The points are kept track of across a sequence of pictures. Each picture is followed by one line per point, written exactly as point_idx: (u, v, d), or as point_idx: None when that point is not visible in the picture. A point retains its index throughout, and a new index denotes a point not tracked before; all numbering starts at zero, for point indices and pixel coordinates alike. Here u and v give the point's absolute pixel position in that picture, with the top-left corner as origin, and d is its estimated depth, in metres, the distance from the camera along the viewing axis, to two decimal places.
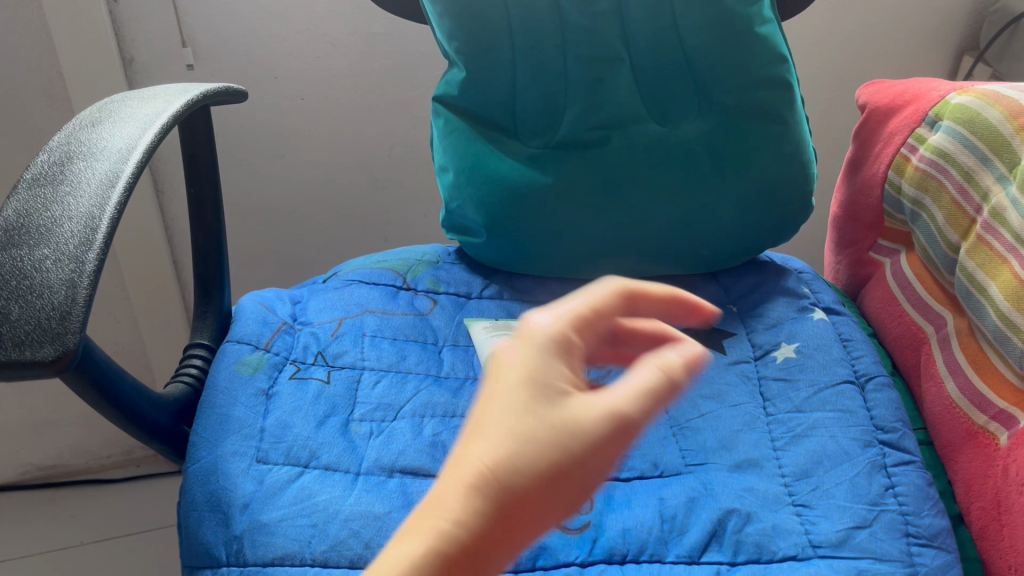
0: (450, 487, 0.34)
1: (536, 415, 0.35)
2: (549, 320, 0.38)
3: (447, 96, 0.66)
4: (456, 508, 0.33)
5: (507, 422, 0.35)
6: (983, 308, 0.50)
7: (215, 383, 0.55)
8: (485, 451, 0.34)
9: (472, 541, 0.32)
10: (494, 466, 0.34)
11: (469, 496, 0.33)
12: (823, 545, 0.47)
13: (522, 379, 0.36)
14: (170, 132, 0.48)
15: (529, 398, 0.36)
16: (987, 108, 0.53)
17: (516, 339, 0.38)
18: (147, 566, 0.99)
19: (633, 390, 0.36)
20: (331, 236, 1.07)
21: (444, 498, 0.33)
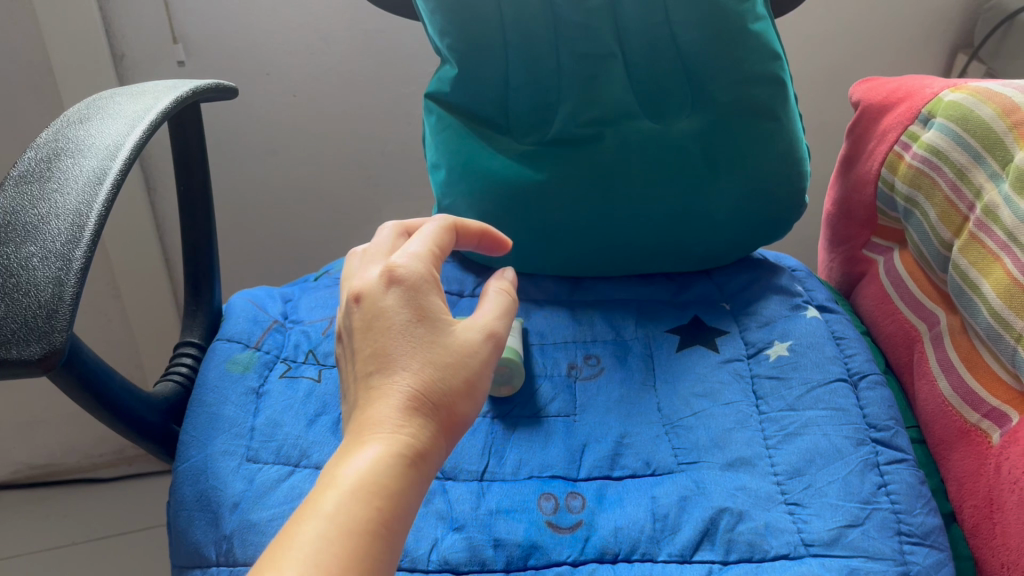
0: (375, 408, 0.35)
1: (440, 344, 0.37)
2: (414, 263, 0.39)
3: (439, 94, 0.66)
4: (405, 416, 0.35)
5: (424, 352, 0.37)
6: (975, 306, 0.50)
7: (205, 382, 0.55)
8: (407, 376, 0.36)
9: (418, 441, 0.35)
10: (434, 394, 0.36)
11: (408, 413, 0.35)
12: (815, 543, 0.46)
13: (408, 319, 0.37)
14: (159, 129, 0.48)
15: (420, 326, 0.37)
16: (980, 105, 0.53)
17: (383, 288, 0.38)
18: (139, 565, 0.98)
19: (488, 311, 0.41)
20: (323, 234, 1.07)
21: (385, 413, 0.35)
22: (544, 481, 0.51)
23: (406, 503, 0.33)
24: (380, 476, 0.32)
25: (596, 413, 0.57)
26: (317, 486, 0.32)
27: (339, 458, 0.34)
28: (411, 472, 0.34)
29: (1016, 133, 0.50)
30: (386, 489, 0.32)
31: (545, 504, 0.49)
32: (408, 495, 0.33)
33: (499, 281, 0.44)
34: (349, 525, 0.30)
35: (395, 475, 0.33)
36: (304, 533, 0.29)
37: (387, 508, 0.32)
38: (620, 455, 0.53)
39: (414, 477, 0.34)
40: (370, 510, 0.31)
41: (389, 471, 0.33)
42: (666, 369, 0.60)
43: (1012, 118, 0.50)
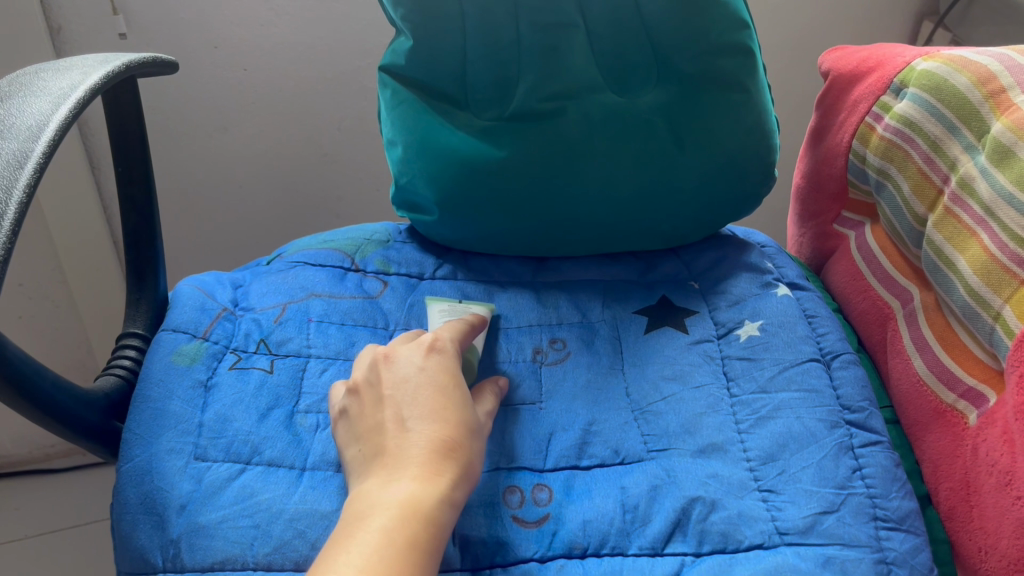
0: (432, 459, 0.41)
1: (464, 406, 0.45)
2: (449, 343, 0.49)
3: (394, 66, 0.63)
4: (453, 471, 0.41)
5: (452, 408, 0.44)
6: (951, 283, 0.49)
7: (148, 376, 0.52)
8: (443, 429, 0.43)
9: (454, 489, 0.41)
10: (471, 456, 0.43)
11: (447, 463, 0.41)
12: (790, 532, 0.45)
13: (441, 381, 0.45)
14: (87, 107, 0.44)
15: (445, 388, 0.45)
16: (954, 73, 0.51)
17: (424, 352, 0.47)
18: (94, 559, 0.95)
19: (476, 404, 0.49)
20: (281, 212, 1.03)
21: (437, 463, 0.41)
22: (510, 472, 0.49)
23: (445, 526, 0.39)
24: (431, 508, 0.39)
25: (562, 400, 0.54)
26: (366, 509, 0.39)
27: (384, 485, 0.40)
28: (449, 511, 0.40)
29: (993, 103, 0.48)
30: (434, 517, 0.39)
31: (511, 498, 0.47)
32: (446, 521, 0.39)
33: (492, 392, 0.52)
34: (410, 543, 0.37)
35: (440, 507, 0.39)
36: (363, 544, 0.36)
37: (434, 532, 0.38)
38: (588, 444, 0.51)
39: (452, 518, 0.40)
40: (422, 530, 0.38)
41: (433, 500, 0.39)
42: (634, 352, 0.58)
43: (988, 87, 0.48)
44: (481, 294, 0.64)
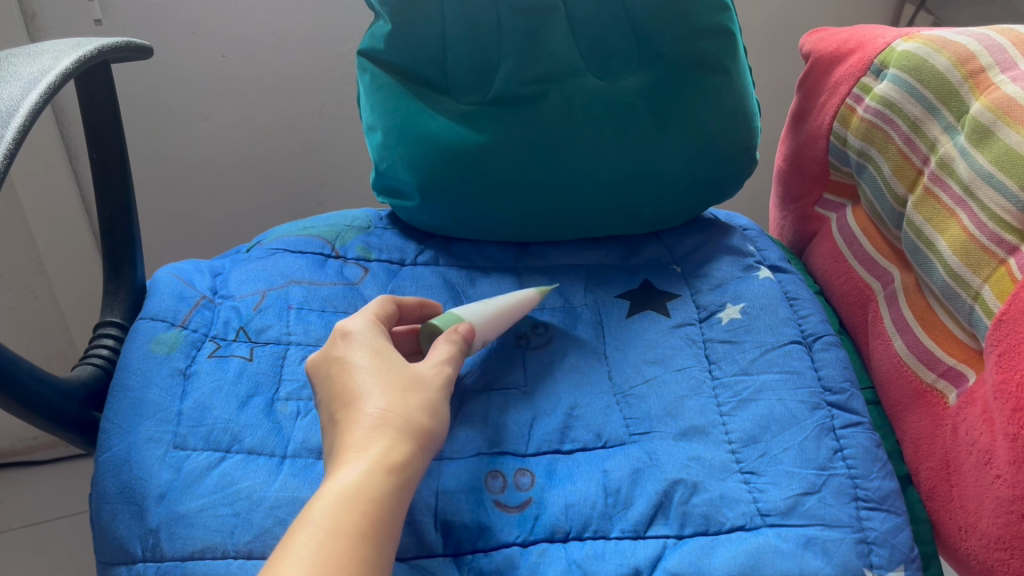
0: (366, 433, 0.40)
1: (392, 371, 0.44)
2: (360, 321, 0.48)
3: (372, 51, 0.62)
4: (378, 439, 0.39)
5: (376, 377, 0.43)
6: (931, 264, 0.49)
7: (126, 366, 0.51)
8: (374, 402, 0.41)
9: (389, 449, 0.39)
10: (404, 412, 0.41)
11: (377, 436, 0.39)
12: (771, 513, 0.45)
13: (356, 360, 0.44)
14: (58, 92, 0.44)
15: (369, 365, 0.44)
16: (933, 54, 0.51)
17: (335, 341, 0.46)
18: (75, 556, 0.92)
19: (438, 356, 0.48)
20: (263, 199, 1.02)
21: (362, 441, 0.39)
22: (491, 457, 0.49)
23: (386, 504, 0.36)
24: (363, 484, 0.36)
25: (544, 385, 0.54)
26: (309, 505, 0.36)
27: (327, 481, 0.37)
28: (393, 479, 0.38)
29: (971, 83, 0.48)
30: (366, 495, 0.36)
31: (492, 483, 0.47)
32: (386, 495, 0.37)
33: (456, 333, 0.50)
34: (335, 529, 0.33)
35: (376, 484, 0.37)
36: (296, 542, 0.33)
37: (366, 510, 0.35)
38: (570, 428, 0.51)
39: (399, 488, 0.38)
40: (355, 513, 0.35)
41: (366, 479, 0.37)
42: (616, 336, 0.58)
43: (967, 67, 0.48)
44: (463, 280, 0.64)
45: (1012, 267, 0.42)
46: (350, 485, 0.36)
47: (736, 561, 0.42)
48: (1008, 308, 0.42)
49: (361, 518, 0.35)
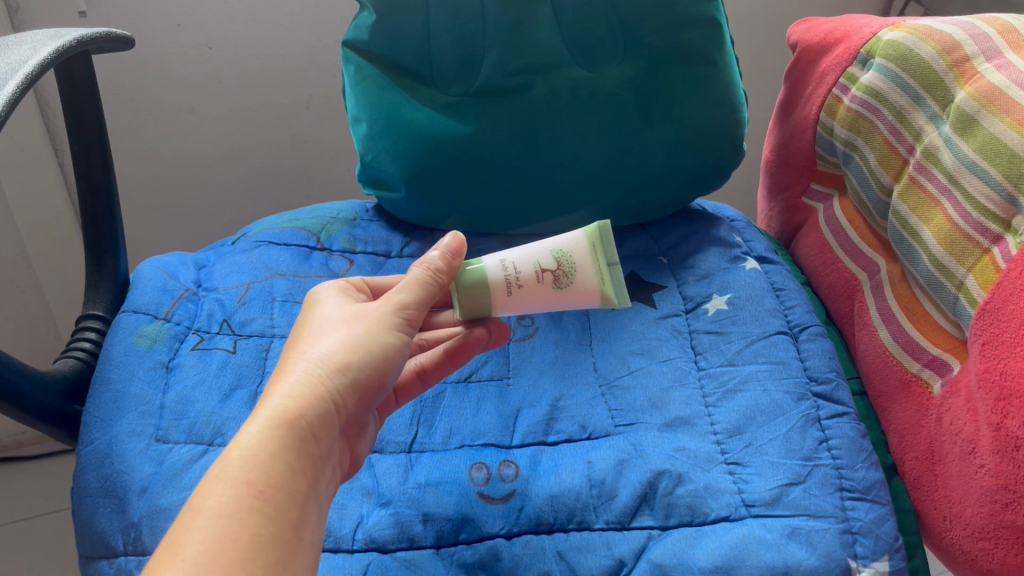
0: (271, 387, 0.36)
1: (325, 322, 0.40)
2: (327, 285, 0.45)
3: (356, 41, 0.62)
4: (273, 393, 0.35)
5: (304, 335, 0.40)
6: (916, 253, 0.49)
7: (108, 359, 0.51)
8: (290, 360, 0.38)
9: (286, 399, 0.35)
10: (309, 355, 0.37)
11: (272, 393, 0.35)
12: (756, 504, 0.45)
13: (303, 321, 0.41)
14: (36, 81, 0.43)
15: (305, 325, 0.41)
16: (919, 43, 0.50)
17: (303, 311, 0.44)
18: (52, 554, 0.86)
19: (399, 284, 0.42)
20: (251, 191, 1.02)
21: (262, 400, 0.35)
22: (475, 449, 0.49)
23: (269, 464, 0.32)
24: (252, 450, 0.32)
25: (529, 376, 0.54)
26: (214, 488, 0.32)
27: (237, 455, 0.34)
28: (286, 434, 0.34)
29: (957, 72, 0.48)
30: (243, 460, 0.32)
31: (476, 474, 0.47)
32: (270, 455, 0.33)
33: (433, 253, 0.43)
34: (218, 512, 0.30)
35: (254, 442, 0.33)
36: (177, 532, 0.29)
37: (242, 477, 0.31)
38: (554, 420, 0.51)
39: (295, 444, 0.34)
40: (229, 484, 0.31)
41: (246, 443, 0.33)
42: (603, 327, 0.58)
43: (952, 56, 0.48)
44: None
45: (996, 256, 0.42)
46: (236, 455, 0.32)
47: (720, 552, 0.42)
48: (992, 297, 0.41)
49: (253, 497, 0.31)
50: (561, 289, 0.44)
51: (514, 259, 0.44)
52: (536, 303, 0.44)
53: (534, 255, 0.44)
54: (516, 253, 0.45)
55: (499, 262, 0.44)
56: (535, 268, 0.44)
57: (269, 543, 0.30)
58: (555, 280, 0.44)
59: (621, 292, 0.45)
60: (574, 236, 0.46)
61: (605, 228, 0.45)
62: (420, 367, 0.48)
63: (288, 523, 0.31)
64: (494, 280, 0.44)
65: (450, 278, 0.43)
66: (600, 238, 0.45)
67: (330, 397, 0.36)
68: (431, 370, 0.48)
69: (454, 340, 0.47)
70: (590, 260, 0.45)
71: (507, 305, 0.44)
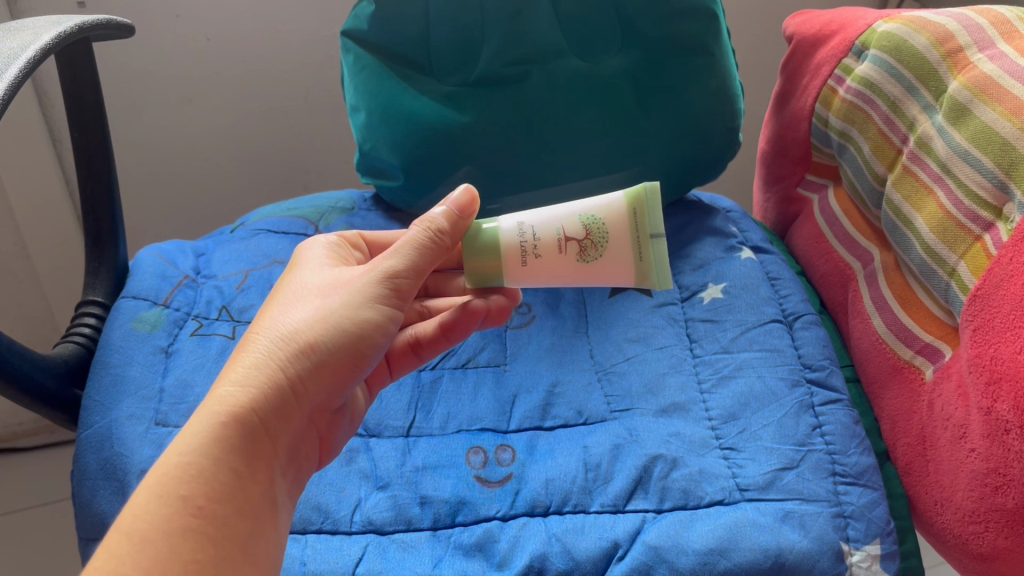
0: (226, 373, 0.35)
1: (301, 291, 0.39)
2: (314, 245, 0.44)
3: (355, 31, 0.62)
4: (226, 380, 0.35)
5: (276, 305, 0.38)
6: (909, 241, 0.49)
7: (108, 344, 0.51)
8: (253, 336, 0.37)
9: (234, 392, 0.34)
10: (273, 333, 0.36)
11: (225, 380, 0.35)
12: (750, 488, 0.45)
13: (282, 285, 0.40)
14: (39, 66, 0.43)
15: (283, 292, 0.39)
16: (913, 34, 0.51)
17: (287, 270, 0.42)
18: (47, 544, 0.86)
19: (394, 246, 0.39)
20: (247, 183, 1.02)
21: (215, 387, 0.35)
22: (472, 434, 0.50)
23: (205, 474, 0.32)
24: (192, 454, 0.32)
25: (526, 363, 0.55)
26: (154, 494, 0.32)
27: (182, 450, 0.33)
28: (234, 432, 0.33)
29: (950, 62, 0.48)
30: (178, 468, 0.31)
31: (473, 459, 0.48)
32: (207, 465, 0.32)
33: (436, 211, 0.40)
34: (148, 534, 0.29)
35: (191, 445, 0.32)
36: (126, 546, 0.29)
37: (174, 494, 0.31)
38: (551, 405, 0.51)
39: (242, 443, 0.33)
40: (158, 500, 0.30)
41: (185, 451, 0.32)
42: (599, 315, 0.58)
43: (946, 47, 0.49)
44: None
45: (988, 243, 0.43)
46: (175, 461, 0.31)
47: (714, 535, 0.42)
48: (983, 283, 0.42)
49: (191, 516, 0.30)
50: (585, 261, 0.43)
51: (534, 223, 0.43)
52: (555, 273, 0.43)
53: (558, 222, 0.43)
54: (542, 214, 0.43)
55: (516, 225, 0.43)
56: (556, 235, 0.43)
57: (204, 569, 0.30)
58: (581, 251, 0.42)
59: (662, 274, 0.42)
60: (612, 200, 0.43)
61: (647, 197, 0.42)
62: (415, 340, 0.46)
63: (234, 537, 0.31)
64: (508, 246, 0.42)
65: (454, 237, 0.41)
66: (640, 205, 0.42)
67: (287, 384, 0.35)
68: (426, 345, 0.46)
69: (449, 315, 0.45)
70: (622, 230, 0.42)
71: (521, 271, 0.43)
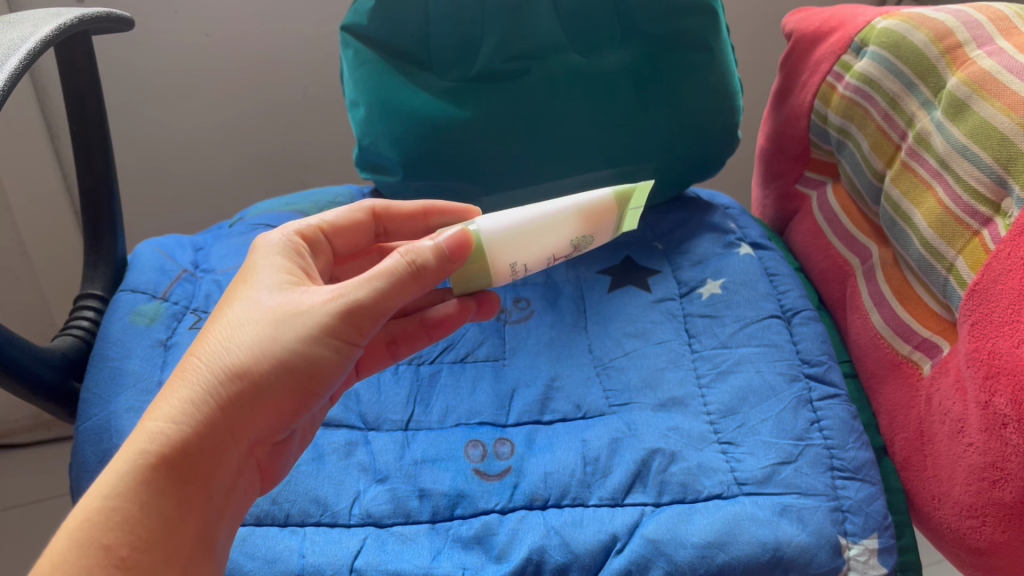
0: (160, 402, 0.35)
1: (251, 308, 0.37)
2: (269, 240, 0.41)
3: (355, 27, 0.62)
4: (159, 412, 0.34)
5: (222, 323, 0.37)
6: (908, 237, 0.49)
7: (107, 336, 0.51)
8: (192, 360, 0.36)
9: (165, 431, 0.34)
10: (211, 364, 0.35)
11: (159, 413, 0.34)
12: (748, 481, 0.45)
13: (232, 294, 0.39)
14: (39, 57, 0.44)
15: (234, 305, 0.38)
16: (912, 31, 0.51)
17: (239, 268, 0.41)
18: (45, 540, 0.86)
19: (366, 275, 0.37)
20: (245, 179, 1.02)
21: (149, 417, 0.35)
22: (472, 427, 0.50)
23: (130, 522, 0.32)
24: (113, 498, 0.32)
25: (525, 357, 0.55)
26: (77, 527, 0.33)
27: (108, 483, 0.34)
28: (163, 475, 0.33)
29: (949, 58, 0.48)
30: (100, 515, 0.31)
31: (472, 452, 0.48)
32: (130, 510, 0.32)
33: (425, 245, 0.38)
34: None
35: (115, 490, 0.32)
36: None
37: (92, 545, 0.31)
38: (550, 399, 0.51)
39: (170, 487, 0.33)
40: (77, 548, 0.31)
41: (111, 495, 0.32)
42: (597, 310, 0.58)
43: (945, 43, 0.49)
44: None
45: (987, 237, 0.43)
46: (97, 505, 0.32)
47: (713, 528, 0.42)
48: (981, 277, 0.42)
49: (112, 567, 0.31)
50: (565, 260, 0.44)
51: (529, 258, 0.42)
52: None
53: (551, 249, 0.42)
54: (532, 247, 0.41)
55: (512, 262, 0.42)
56: (547, 259, 0.42)
57: None
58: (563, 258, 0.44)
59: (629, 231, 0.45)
60: (598, 205, 0.42)
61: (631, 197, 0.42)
62: (392, 336, 0.47)
63: None
64: (502, 278, 0.42)
65: (439, 271, 0.38)
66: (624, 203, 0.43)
67: (222, 421, 0.35)
68: (403, 343, 0.47)
69: (437, 314, 0.46)
70: (605, 229, 0.43)
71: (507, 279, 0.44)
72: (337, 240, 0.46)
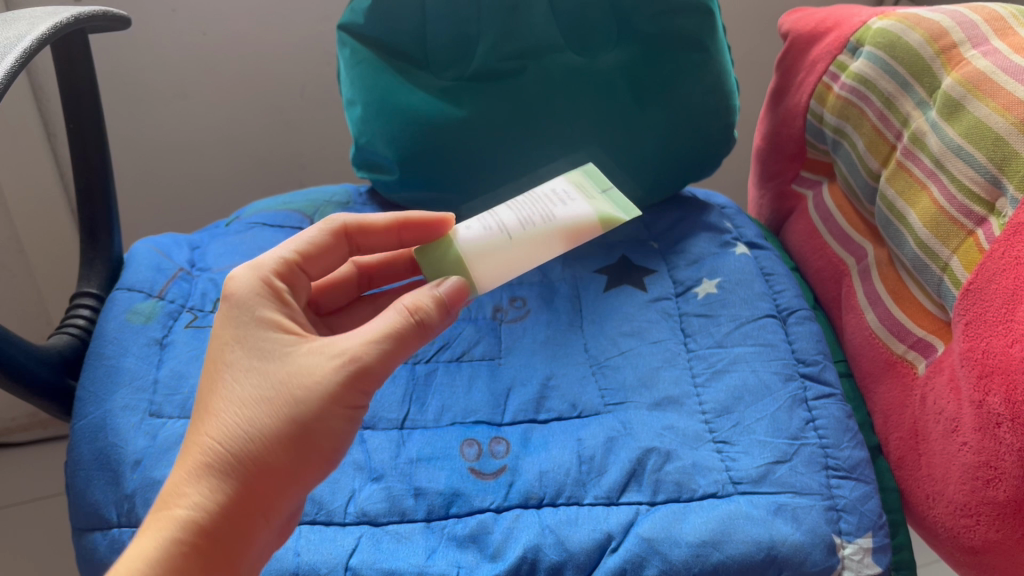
0: (181, 482, 0.34)
1: (259, 374, 0.36)
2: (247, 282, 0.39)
3: (353, 25, 0.62)
4: (183, 497, 0.33)
5: (232, 391, 0.36)
6: (903, 237, 0.49)
7: (103, 334, 0.51)
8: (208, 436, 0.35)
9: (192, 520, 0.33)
10: (228, 446, 0.34)
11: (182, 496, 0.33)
12: (743, 480, 0.45)
13: (233, 355, 0.37)
14: (35, 55, 0.44)
15: (239, 369, 0.36)
16: (907, 31, 0.51)
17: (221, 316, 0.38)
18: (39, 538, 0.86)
19: (370, 332, 0.36)
20: (242, 178, 1.02)
21: (170, 500, 0.33)
22: (467, 426, 0.50)
23: None
24: None
25: (520, 356, 0.55)
26: None
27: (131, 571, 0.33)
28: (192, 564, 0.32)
29: (944, 58, 0.48)
30: None
31: (468, 450, 0.48)
32: None
33: (427, 299, 0.38)
34: None
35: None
36: None
37: None
38: (546, 398, 0.51)
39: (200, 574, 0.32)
40: None
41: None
42: (593, 309, 0.58)
43: (940, 44, 0.49)
44: None
45: (981, 237, 0.43)
46: None
47: (708, 527, 0.43)
48: (975, 277, 0.42)
49: None
50: None
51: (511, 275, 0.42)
52: None
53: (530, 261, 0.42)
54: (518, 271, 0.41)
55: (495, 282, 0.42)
56: None
57: None
58: None
59: None
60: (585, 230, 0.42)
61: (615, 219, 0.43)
62: None
63: None
64: None
65: (437, 318, 0.38)
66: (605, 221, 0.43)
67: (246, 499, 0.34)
68: None
69: None
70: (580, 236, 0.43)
71: None
72: (310, 267, 0.43)
